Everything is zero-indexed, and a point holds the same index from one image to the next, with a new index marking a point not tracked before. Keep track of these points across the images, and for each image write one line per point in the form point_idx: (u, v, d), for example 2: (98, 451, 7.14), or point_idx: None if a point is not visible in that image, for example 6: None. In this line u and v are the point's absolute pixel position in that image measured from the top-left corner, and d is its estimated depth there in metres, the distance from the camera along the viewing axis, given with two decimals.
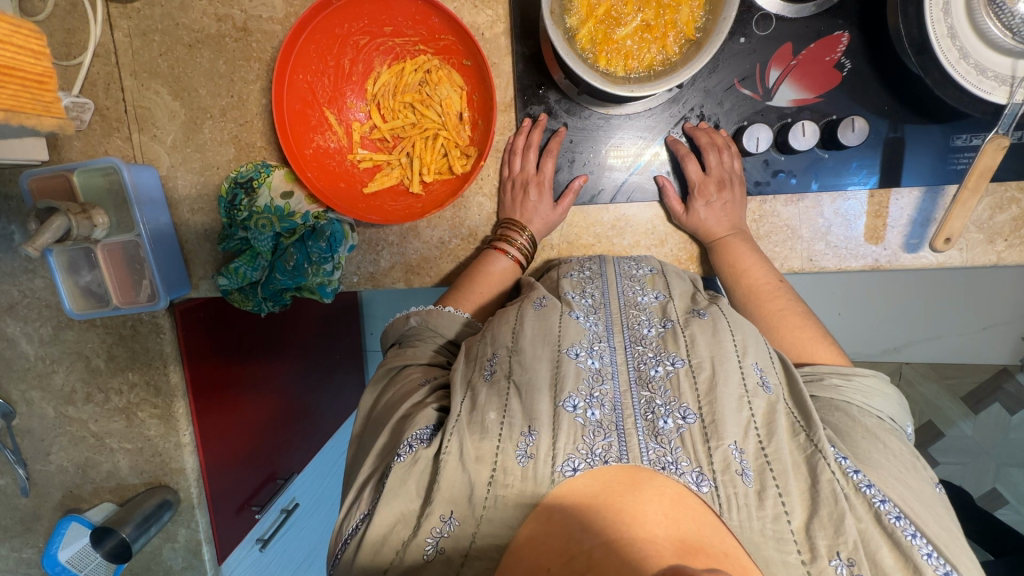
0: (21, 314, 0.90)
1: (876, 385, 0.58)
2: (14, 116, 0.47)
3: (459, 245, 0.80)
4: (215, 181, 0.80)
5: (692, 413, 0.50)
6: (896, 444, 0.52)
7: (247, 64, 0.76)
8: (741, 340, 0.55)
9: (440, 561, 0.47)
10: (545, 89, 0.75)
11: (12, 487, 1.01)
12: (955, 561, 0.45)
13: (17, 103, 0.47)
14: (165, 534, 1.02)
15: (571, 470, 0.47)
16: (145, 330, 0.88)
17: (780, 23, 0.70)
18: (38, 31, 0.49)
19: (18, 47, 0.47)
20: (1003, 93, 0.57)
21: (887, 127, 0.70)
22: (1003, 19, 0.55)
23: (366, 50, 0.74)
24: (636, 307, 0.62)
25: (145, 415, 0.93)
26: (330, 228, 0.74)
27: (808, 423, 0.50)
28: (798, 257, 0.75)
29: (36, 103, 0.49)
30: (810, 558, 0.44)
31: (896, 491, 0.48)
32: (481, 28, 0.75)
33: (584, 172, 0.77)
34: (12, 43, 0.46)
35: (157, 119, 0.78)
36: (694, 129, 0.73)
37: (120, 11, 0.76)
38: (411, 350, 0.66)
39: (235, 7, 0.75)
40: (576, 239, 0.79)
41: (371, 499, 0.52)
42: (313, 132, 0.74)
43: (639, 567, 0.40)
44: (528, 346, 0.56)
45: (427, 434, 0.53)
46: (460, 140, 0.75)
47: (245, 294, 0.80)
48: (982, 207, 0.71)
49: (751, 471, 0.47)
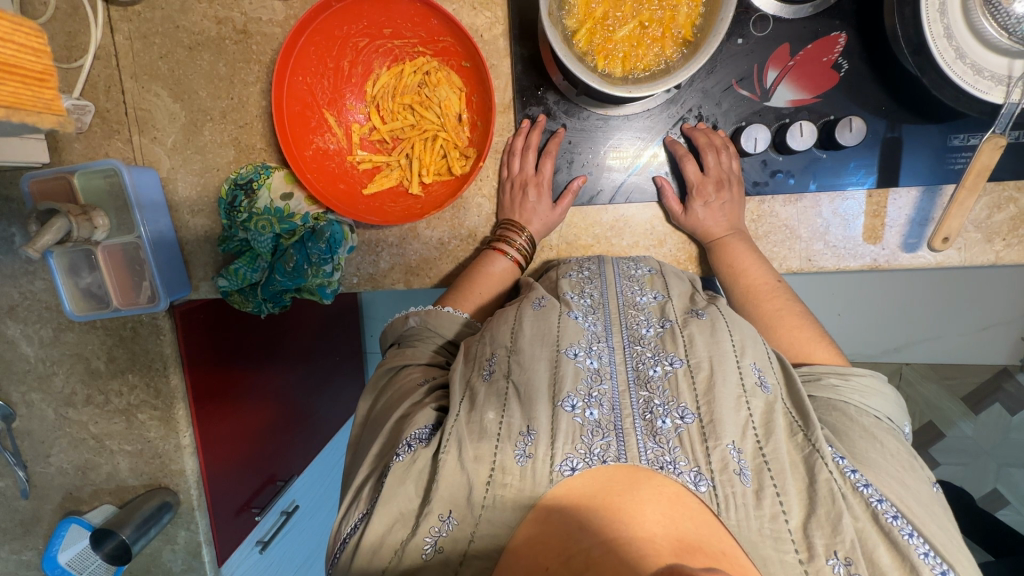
0: (21, 316, 0.90)
1: (874, 384, 0.58)
2: (13, 114, 0.45)
3: (458, 245, 0.81)
4: (215, 183, 0.80)
5: (690, 413, 0.50)
6: (894, 444, 0.52)
7: (247, 66, 0.77)
8: (740, 341, 0.55)
9: (438, 560, 0.47)
10: (544, 90, 0.75)
11: (12, 489, 1.01)
12: (952, 560, 0.45)
13: (15, 100, 0.45)
14: (165, 536, 1.02)
15: (570, 469, 0.47)
16: (145, 331, 0.88)
17: (778, 24, 0.70)
18: (39, 30, 0.47)
19: (20, 46, 0.45)
20: (999, 93, 0.57)
21: (885, 127, 0.71)
22: (999, 19, 0.55)
23: (366, 52, 0.74)
24: (635, 308, 0.62)
25: (145, 417, 0.93)
26: (330, 230, 0.74)
27: (807, 423, 0.50)
28: (797, 257, 0.75)
29: (37, 101, 0.47)
30: (808, 557, 0.44)
31: (894, 490, 0.48)
32: (480, 30, 0.75)
33: (583, 172, 0.77)
34: (13, 40, 0.45)
35: (157, 122, 0.79)
36: (693, 129, 0.73)
37: (121, 14, 0.76)
38: (411, 350, 0.66)
39: (235, 10, 0.75)
40: (576, 240, 0.80)
41: (370, 498, 0.52)
42: (313, 134, 0.74)
43: (636, 565, 0.40)
44: (527, 347, 0.56)
45: (426, 434, 0.53)
46: (460, 142, 0.75)
47: (245, 295, 0.80)
48: (980, 206, 0.71)
49: (750, 471, 0.47)
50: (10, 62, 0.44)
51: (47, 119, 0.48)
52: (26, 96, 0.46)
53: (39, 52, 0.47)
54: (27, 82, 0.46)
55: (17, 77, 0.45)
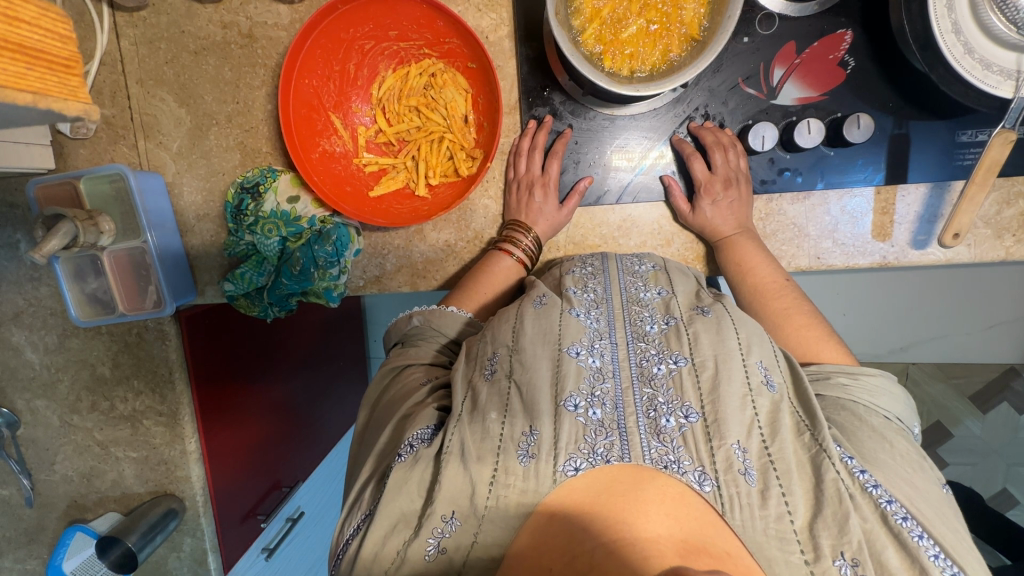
0: (26, 322, 0.90)
1: (883, 385, 0.57)
2: (41, 101, 0.38)
3: (464, 247, 0.80)
4: (221, 187, 0.80)
5: (694, 413, 0.49)
6: (903, 444, 0.51)
7: (253, 70, 0.77)
8: (745, 340, 0.54)
9: (442, 561, 0.46)
10: (550, 91, 0.75)
11: (17, 497, 1.00)
12: (963, 562, 0.44)
13: (40, 87, 0.38)
14: (170, 543, 1.03)
15: (573, 469, 0.46)
16: (150, 337, 0.87)
17: (783, 23, 0.70)
18: (63, 12, 0.40)
19: (41, 29, 0.37)
20: (1008, 87, 0.57)
21: (892, 124, 0.70)
22: (1007, 12, 0.55)
23: (371, 55, 0.74)
24: (638, 303, 0.61)
25: (151, 423, 0.93)
26: (336, 233, 0.75)
27: (813, 423, 0.49)
28: (805, 255, 0.75)
29: (63, 89, 0.39)
30: (814, 558, 0.43)
31: (903, 491, 0.47)
32: (485, 31, 0.75)
33: (589, 172, 0.77)
34: (32, 18, 0.37)
35: (162, 126, 0.79)
36: (699, 128, 0.73)
37: (126, 19, 0.76)
38: (413, 350, 0.66)
39: (241, 14, 0.76)
40: (583, 240, 0.79)
41: (371, 500, 0.51)
42: (319, 137, 0.74)
43: (641, 568, 0.41)
44: (529, 345, 0.55)
45: (428, 434, 0.53)
46: (465, 143, 0.75)
47: (251, 300, 0.80)
48: (989, 203, 0.71)
49: (754, 470, 0.47)
50: (19, 40, 0.36)
51: (71, 108, 0.40)
52: (50, 83, 0.38)
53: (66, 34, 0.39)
54: (52, 67, 0.39)
55: (36, 62, 0.37)
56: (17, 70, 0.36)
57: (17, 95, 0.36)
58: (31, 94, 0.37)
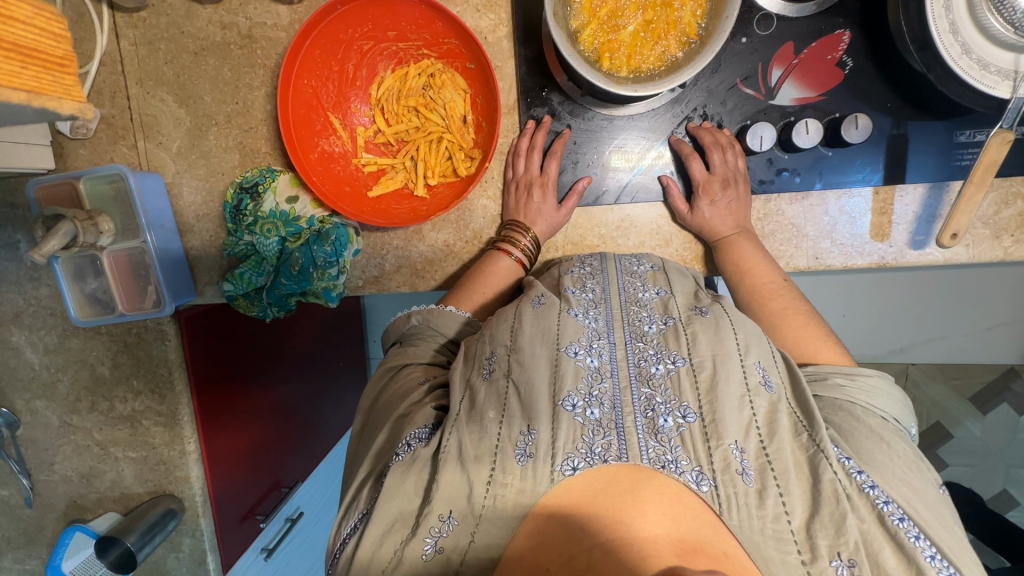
0: (26, 323, 0.90)
1: (881, 385, 0.57)
2: (36, 99, 0.38)
3: (463, 247, 0.80)
4: (221, 188, 0.80)
5: (692, 412, 0.49)
6: (900, 445, 0.51)
7: (252, 71, 0.77)
8: (743, 340, 0.54)
9: (439, 560, 0.46)
10: (548, 91, 0.75)
11: (16, 497, 1.00)
12: (959, 563, 0.44)
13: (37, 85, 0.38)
14: (169, 543, 1.03)
15: (570, 469, 0.46)
16: (150, 337, 0.87)
17: (781, 23, 0.71)
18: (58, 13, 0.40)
19: (36, 28, 0.38)
20: (1006, 87, 0.57)
21: (890, 124, 0.71)
22: (1004, 13, 0.55)
23: (370, 55, 0.74)
24: (637, 304, 0.61)
25: (150, 423, 0.93)
26: (336, 233, 0.75)
27: (811, 423, 0.49)
28: (804, 255, 0.75)
29: (59, 87, 0.40)
30: (810, 558, 0.43)
31: (900, 492, 0.47)
32: (484, 32, 0.75)
33: (587, 173, 0.77)
34: (27, 17, 0.37)
35: (162, 127, 0.79)
36: (697, 129, 0.74)
37: (126, 20, 0.76)
38: (411, 350, 0.66)
39: (240, 15, 0.76)
40: (581, 240, 0.79)
41: (368, 500, 0.52)
42: (318, 137, 0.74)
43: (638, 567, 0.41)
44: (527, 345, 0.55)
45: (426, 433, 0.53)
46: (464, 143, 0.75)
47: (250, 300, 0.80)
48: (987, 203, 0.71)
49: (752, 470, 0.47)
50: (14, 38, 0.37)
51: (67, 107, 0.40)
52: (47, 81, 0.39)
53: (61, 33, 0.40)
54: (48, 66, 0.39)
55: (31, 60, 0.38)
56: (12, 69, 0.36)
57: (12, 93, 0.36)
58: (26, 92, 0.37)
